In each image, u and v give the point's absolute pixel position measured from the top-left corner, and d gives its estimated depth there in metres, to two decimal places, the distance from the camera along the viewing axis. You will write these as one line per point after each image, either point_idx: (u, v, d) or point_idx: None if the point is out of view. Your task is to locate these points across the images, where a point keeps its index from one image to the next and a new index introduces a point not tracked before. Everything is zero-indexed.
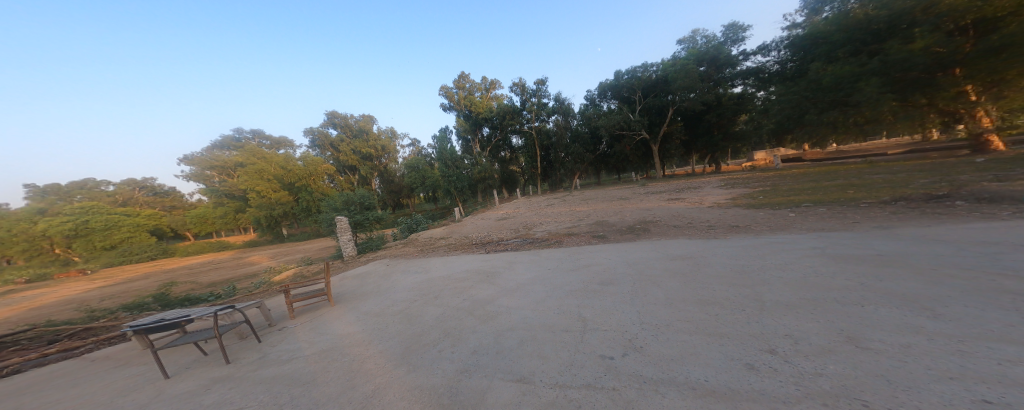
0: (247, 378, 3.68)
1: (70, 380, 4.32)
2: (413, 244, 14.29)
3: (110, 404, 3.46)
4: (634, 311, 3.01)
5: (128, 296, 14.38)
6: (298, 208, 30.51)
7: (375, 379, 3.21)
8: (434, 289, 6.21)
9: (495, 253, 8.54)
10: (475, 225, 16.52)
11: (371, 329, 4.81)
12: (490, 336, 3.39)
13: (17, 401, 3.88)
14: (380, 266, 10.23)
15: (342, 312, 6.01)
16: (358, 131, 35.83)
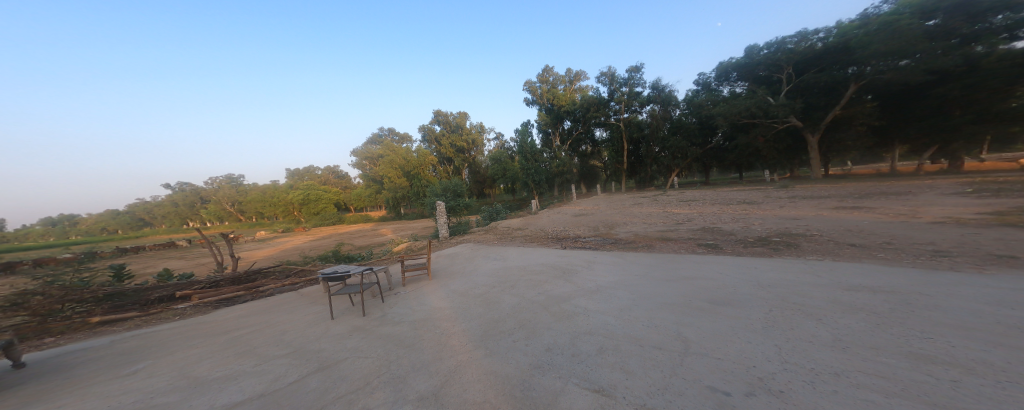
0: (374, 331, 4.48)
1: (274, 306, 6.21)
2: (497, 230, 15.25)
3: (299, 332, 4.70)
4: (770, 345, 2.43)
5: (321, 247, 20.62)
6: (412, 193, 36.17)
7: (457, 356, 3.49)
8: (510, 278, 6.45)
9: (573, 250, 8.32)
10: (551, 218, 16.95)
11: (457, 307, 5.28)
12: (565, 336, 3.32)
13: (259, 316, 5.63)
14: (465, 249, 11.21)
15: (436, 287, 6.77)
16: (455, 127, 39.63)
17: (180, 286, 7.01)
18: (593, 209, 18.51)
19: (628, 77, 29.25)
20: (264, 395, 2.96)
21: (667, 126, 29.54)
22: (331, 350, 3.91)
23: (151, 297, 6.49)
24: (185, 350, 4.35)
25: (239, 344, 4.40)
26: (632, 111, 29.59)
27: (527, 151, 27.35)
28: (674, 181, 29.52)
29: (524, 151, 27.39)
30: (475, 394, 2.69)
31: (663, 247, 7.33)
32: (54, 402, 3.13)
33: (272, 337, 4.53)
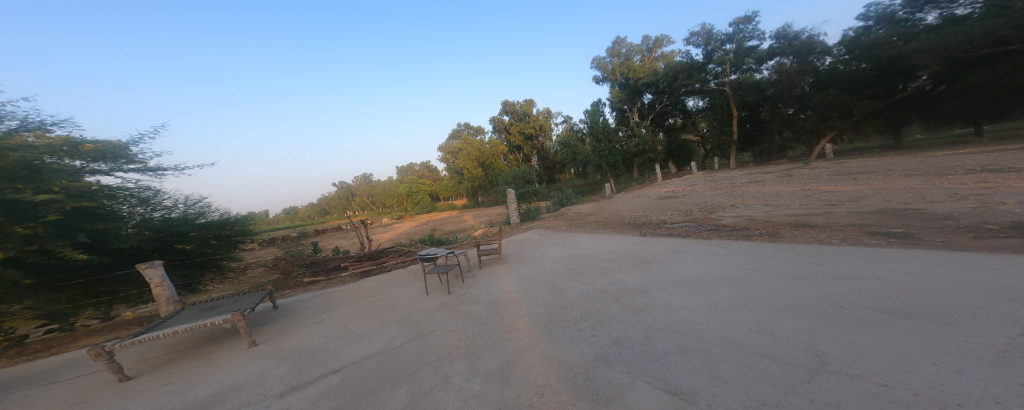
0: (455, 307, 6.10)
1: (391, 280, 8.49)
2: (569, 215, 15.19)
3: (406, 302, 6.79)
4: (966, 368, 1.72)
5: (417, 231, 24.08)
6: (486, 181, 38.33)
7: (522, 342, 3.89)
8: (577, 264, 6.51)
9: (653, 238, 7.76)
10: (628, 203, 16.00)
11: (523, 291, 5.90)
12: (639, 330, 3.08)
13: (383, 286, 8.02)
14: (535, 234, 11.48)
15: (507, 272, 7.70)
16: (521, 115, 39.96)
17: (342, 258, 10.39)
18: (676, 192, 16.89)
19: (735, 31, 24.89)
20: (387, 350, 4.74)
21: (809, 83, 23.09)
22: (426, 322, 5.60)
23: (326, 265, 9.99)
24: (343, 308, 6.75)
25: (371, 308, 6.57)
26: (745, 66, 25.24)
27: (600, 131, 26.01)
28: (831, 148, 22.00)
29: (592, 133, 26.22)
30: (537, 378, 2.90)
31: (761, 238, 6.35)
32: (287, 334, 5.62)
33: (390, 305, 6.67)
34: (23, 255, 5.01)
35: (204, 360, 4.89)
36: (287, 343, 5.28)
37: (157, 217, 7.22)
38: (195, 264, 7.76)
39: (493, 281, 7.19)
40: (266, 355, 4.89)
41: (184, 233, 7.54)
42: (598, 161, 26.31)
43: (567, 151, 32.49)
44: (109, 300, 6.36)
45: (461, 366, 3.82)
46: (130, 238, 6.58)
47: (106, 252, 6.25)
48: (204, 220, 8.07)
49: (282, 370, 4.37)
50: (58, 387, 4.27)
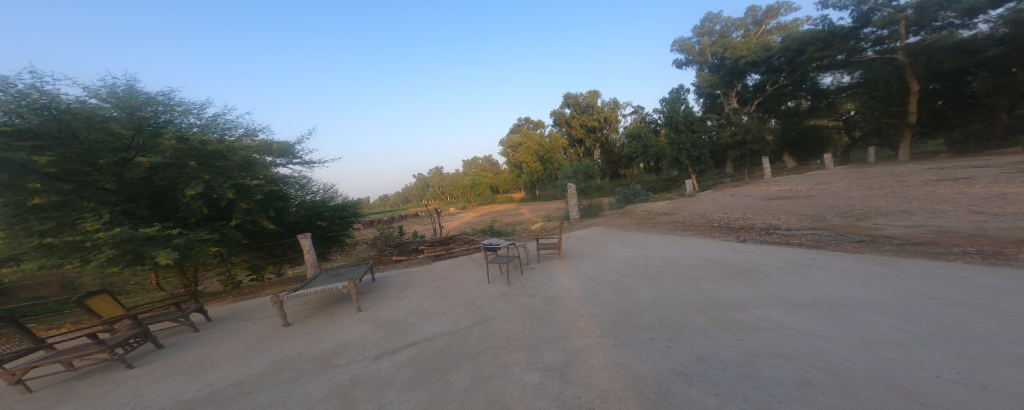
0: (515, 298, 6.19)
1: (459, 266, 9.03)
2: (636, 214, 14.23)
3: (471, 288, 7.16)
4: None
5: (480, 222, 25.26)
6: (545, 176, 38.14)
7: (584, 341, 3.76)
8: (647, 268, 6.03)
9: (741, 246, 6.74)
10: (707, 204, 14.30)
11: (585, 289, 5.72)
12: (737, 351, 2.66)
13: (452, 270, 8.61)
14: (598, 232, 11.01)
15: (567, 268, 7.54)
16: (584, 107, 38.52)
17: (421, 242, 11.45)
18: (770, 194, 14.47)
19: None
20: (454, 331, 5.06)
21: None
22: (488, 309, 5.81)
23: (408, 246, 11.13)
24: (419, 286, 7.45)
25: (441, 290, 7.12)
26: (940, 19, 16.99)
27: (681, 121, 23.50)
28: None
29: (671, 124, 23.80)
30: (600, 382, 2.79)
31: (902, 259, 4.99)
32: (378, 305, 6.41)
33: (458, 289, 7.11)
34: (245, 222, 7.56)
35: (310, 320, 5.91)
36: (377, 312, 6.06)
37: (308, 199, 9.63)
38: (329, 238, 10.10)
39: (554, 276, 7.15)
40: (361, 321, 5.70)
41: (324, 213, 9.87)
42: (674, 156, 24.09)
43: (638, 144, 30.35)
44: (282, 261, 9.15)
45: (520, 357, 3.86)
46: (293, 214, 9.05)
47: (284, 224, 8.81)
48: (334, 203, 10.22)
49: (372, 337, 5.04)
50: (228, 328, 5.87)
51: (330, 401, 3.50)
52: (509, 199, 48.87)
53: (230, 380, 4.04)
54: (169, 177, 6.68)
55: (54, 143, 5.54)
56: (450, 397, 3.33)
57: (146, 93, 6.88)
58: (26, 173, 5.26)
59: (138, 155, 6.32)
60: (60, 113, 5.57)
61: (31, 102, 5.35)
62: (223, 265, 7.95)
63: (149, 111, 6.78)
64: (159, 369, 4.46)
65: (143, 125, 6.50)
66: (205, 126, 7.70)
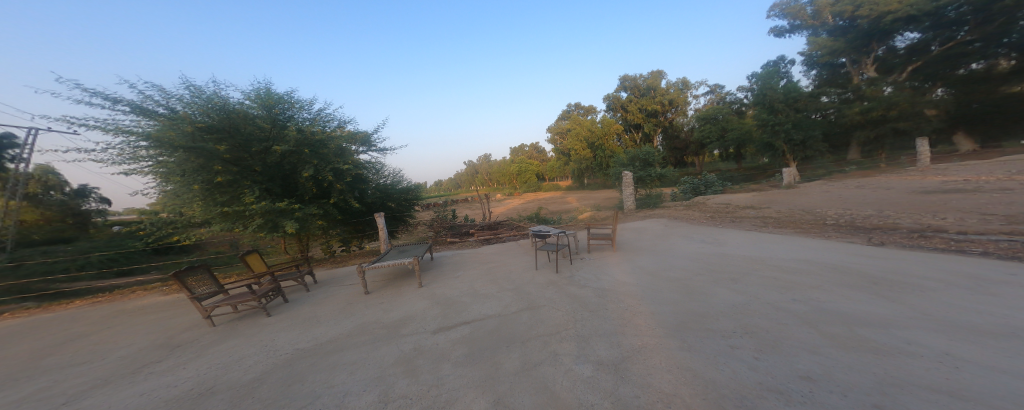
0: (563, 288, 6.02)
1: (506, 251, 9.11)
2: (701, 208, 12.86)
3: (519, 273, 7.17)
4: None
5: (527, 208, 25.28)
6: (596, 163, 36.53)
7: (643, 340, 3.47)
8: (717, 271, 5.36)
9: (841, 253, 5.66)
10: (794, 200, 12.33)
11: (642, 285, 5.32)
12: (864, 377, 2.15)
13: (499, 255, 8.72)
14: (656, 226, 10.20)
15: (621, 260, 7.14)
16: (644, 90, 35.53)
17: (472, 226, 11.78)
18: (883, 191, 11.92)
19: None
20: (503, 315, 5.11)
21: None
22: (537, 296, 5.76)
23: (460, 230, 11.54)
24: (468, 268, 7.69)
25: (490, 273, 7.26)
26: None
27: (781, 99, 20.30)
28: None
29: (767, 103, 20.67)
30: (663, 385, 2.53)
31: None
32: (432, 283, 6.77)
33: (506, 273, 7.19)
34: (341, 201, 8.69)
35: (375, 290, 6.48)
36: (434, 289, 6.41)
37: (382, 182, 10.51)
38: (398, 217, 11.03)
39: (606, 268, 6.79)
40: (420, 295, 6.08)
41: (396, 195, 10.74)
42: (766, 140, 21.05)
43: (715, 127, 27.22)
44: (364, 236, 10.30)
45: (571, 347, 3.72)
46: (372, 194, 9.90)
47: (367, 204, 9.85)
48: (402, 186, 11.00)
49: (428, 311, 5.34)
50: (309, 291, 6.72)
51: (394, 367, 3.79)
52: (556, 187, 48.03)
53: (310, 337, 4.60)
54: (292, 162, 8.03)
55: (227, 135, 7.28)
56: (499, 378, 3.35)
57: (280, 93, 8.46)
58: (212, 158, 7.07)
59: (273, 144, 7.72)
60: (230, 111, 7.29)
61: (216, 105, 7.20)
62: (324, 235, 9.30)
63: (282, 109, 8.31)
64: (260, 321, 5.28)
65: (278, 120, 8.04)
66: (313, 118, 8.84)
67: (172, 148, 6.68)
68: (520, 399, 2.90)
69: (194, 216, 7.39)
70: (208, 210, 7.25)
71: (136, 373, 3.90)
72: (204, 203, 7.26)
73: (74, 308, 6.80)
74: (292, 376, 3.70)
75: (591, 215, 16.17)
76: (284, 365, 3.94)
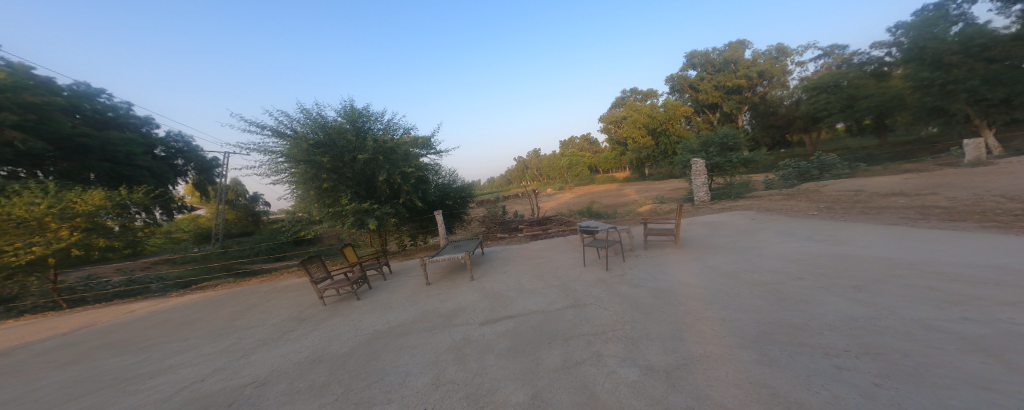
0: (613, 287, 5.78)
1: (555, 247, 9.08)
2: (790, 201, 10.94)
3: (567, 270, 7.10)
4: None
5: (582, 202, 24.73)
6: (658, 151, 34.23)
7: (702, 350, 3.18)
8: (803, 279, 4.57)
9: (999, 260, 4.32)
10: (957, 187, 9.44)
11: (708, 289, 4.84)
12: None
13: (549, 250, 8.74)
14: (728, 224, 9.02)
15: (685, 260, 6.56)
16: (720, 66, 31.81)
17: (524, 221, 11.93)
18: None
19: None
20: (549, 311, 5.15)
21: None
22: (583, 294, 5.65)
23: (510, 226, 11.78)
24: (518, 263, 7.90)
25: (538, 268, 7.35)
26: None
27: (954, 50, 14.82)
28: None
29: (929, 58, 15.50)
30: (724, 399, 2.31)
31: None
32: (484, 277, 7.13)
33: (553, 269, 7.20)
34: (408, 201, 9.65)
35: (435, 282, 7.08)
36: (485, 283, 6.72)
37: (440, 182, 11.21)
38: (454, 214, 11.78)
39: (662, 268, 6.29)
40: (478, 288, 6.47)
41: (452, 194, 11.41)
42: (931, 104, 16.08)
43: (836, 96, 21.61)
44: (427, 233, 11.24)
45: (618, 349, 3.59)
46: (432, 194, 10.69)
47: (428, 204, 10.69)
48: (457, 185, 11.65)
49: (479, 304, 5.66)
50: (380, 281, 7.65)
51: (444, 354, 4.15)
52: (612, 179, 45.72)
53: (385, 321, 5.29)
54: (370, 169, 9.10)
55: (325, 149, 8.63)
56: (541, 373, 3.41)
57: (360, 108, 9.54)
58: (318, 170, 8.56)
59: (357, 155, 8.86)
60: (326, 129, 8.57)
61: (316, 125, 8.55)
62: (397, 230, 10.43)
63: (363, 122, 9.40)
64: (342, 305, 6.22)
65: (360, 133, 9.15)
66: (386, 129, 9.77)
67: (296, 161, 8.38)
68: (557, 395, 2.94)
69: (309, 215, 8.99)
70: (318, 210, 8.75)
71: (261, 341, 4.98)
72: (316, 204, 8.77)
73: (250, 284, 8.98)
74: (363, 353, 4.30)
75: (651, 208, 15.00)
76: (358, 343, 4.60)
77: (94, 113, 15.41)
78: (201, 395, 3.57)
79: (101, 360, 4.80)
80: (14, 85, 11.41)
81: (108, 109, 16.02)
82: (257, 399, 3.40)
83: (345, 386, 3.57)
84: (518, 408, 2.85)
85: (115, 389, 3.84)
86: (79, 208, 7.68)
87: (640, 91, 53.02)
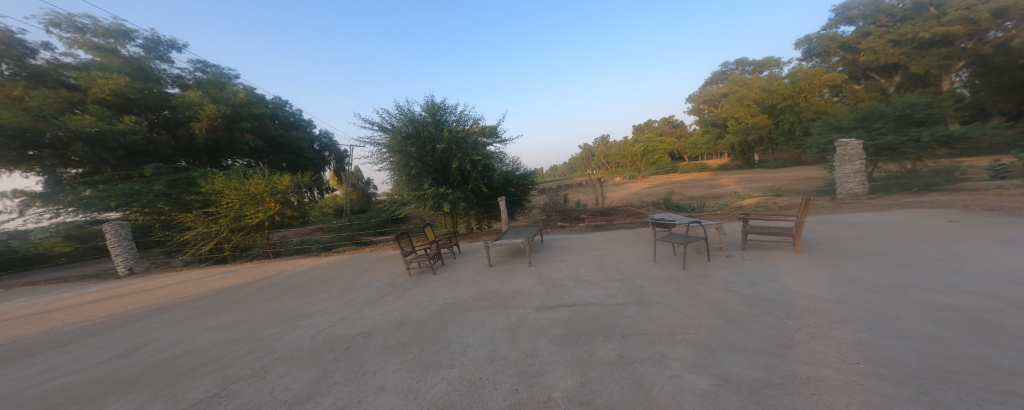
0: (690, 288, 5.20)
1: (621, 239, 8.56)
2: (1012, 202, 7.63)
3: (634, 264, 6.68)
4: None
5: (663, 192, 22.49)
6: (781, 132, 29.35)
7: (803, 374, 2.65)
8: (979, 311, 3.32)
9: None
10: None
11: (827, 306, 3.95)
12: None
13: (615, 243, 8.27)
14: (867, 233, 6.96)
15: (801, 267, 5.46)
16: (905, 14, 22.82)
17: (589, 211, 11.54)
18: None
19: None
20: (607, 305, 4.98)
21: None
22: (649, 291, 5.26)
23: (571, 216, 11.61)
24: (579, 253, 7.76)
25: (599, 260, 7.09)
26: None
27: None
28: None
29: None
30: None
31: None
32: (542, 263, 7.27)
33: (616, 262, 6.85)
34: (476, 187, 10.46)
35: (500, 265, 7.51)
36: (543, 270, 6.83)
37: (504, 169, 11.72)
38: (516, 201, 12.20)
39: (755, 275, 5.34)
40: (540, 274, 6.64)
41: (514, 182, 11.84)
42: None
43: None
44: (490, 218, 11.96)
45: (686, 354, 3.29)
46: (497, 181, 11.27)
47: (493, 190, 11.34)
48: (520, 173, 12.03)
49: (538, 290, 5.81)
50: (453, 259, 8.51)
51: (501, 332, 4.47)
52: (702, 167, 39.94)
53: (455, 297, 5.90)
54: (444, 158, 10.12)
55: (411, 141, 9.94)
56: (592, 364, 3.40)
57: (437, 103, 10.55)
58: (406, 159, 9.95)
59: (435, 145, 9.95)
60: (412, 124, 9.90)
61: (405, 120, 9.95)
62: (465, 214, 11.36)
63: (441, 115, 10.40)
64: (420, 278, 7.22)
65: (438, 125, 10.23)
66: (458, 120, 10.62)
67: (392, 151, 9.96)
68: (609, 388, 2.90)
69: (401, 197, 10.46)
70: (407, 193, 10.12)
71: (368, 300, 6.16)
72: (406, 188, 10.17)
73: (362, 252, 11.11)
74: (435, 322, 4.95)
75: (756, 203, 12.56)
76: (432, 312, 5.31)
77: (287, 118, 22.59)
78: (327, 337, 4.69)
79: (273, 300, 6.73)
80: (246, 102, 18.26)
81: (295, 115, 23.43)
82: (362, 348, 4.28)
83: (420, 347, 4.21)
84: (566, 393, 2.92)
85: (279, 322, 5.36)
86: (284, 186, 10.88)
87: (753, 62, 45.59)
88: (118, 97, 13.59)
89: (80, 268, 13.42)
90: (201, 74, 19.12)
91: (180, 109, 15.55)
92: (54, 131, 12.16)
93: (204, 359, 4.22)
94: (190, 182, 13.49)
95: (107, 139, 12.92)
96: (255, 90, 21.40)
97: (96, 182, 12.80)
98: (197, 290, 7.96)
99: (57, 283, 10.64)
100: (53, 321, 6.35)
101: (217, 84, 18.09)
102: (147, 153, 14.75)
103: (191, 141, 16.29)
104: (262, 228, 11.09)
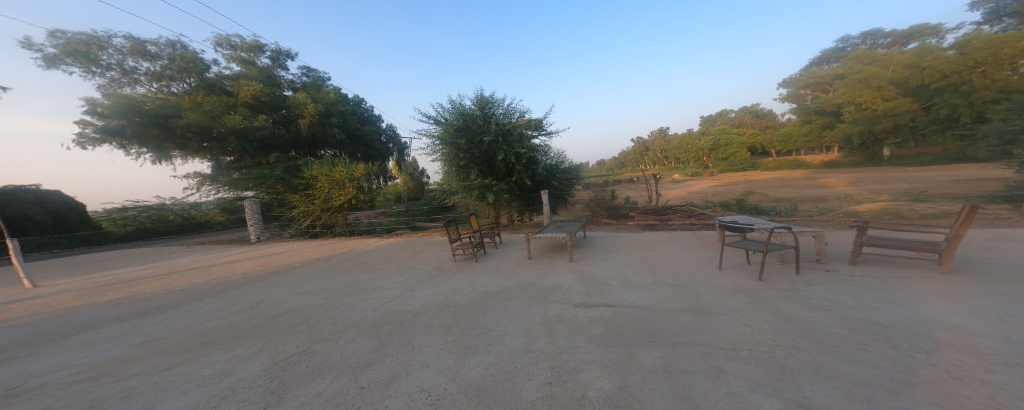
0: (765, 302, 4.48)
1: (681, 241, 7.76)
2: None
3: (693, 269, 6.02)
4: None
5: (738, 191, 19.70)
6: (928, 119, 22.98)
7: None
8: None
9: None
10: None
11: (977, 341, 3.01)
12: None
13: (672, 244, 7.55)
14: None
15: (936, 292, 4.27)
16: None
17: (643, 210, 10.73)
18: None
19: None
20: (655, 309, 4.62)
21: None
22: (710, 301, 4.70)
23: (621, 214, 11.00)
24: (629, 252, 7.29)
25: (650, 262, 6.58)
26: None
27: None
28: None
29: None
30: None
31: None
32: (587, 260, 7.03)
33: (670, 265, 6.27)
34: (518, 178, 10.68)
35: (545, 259, 7.48)
36: (586, 267, 6.61)
37: (548, 162, 11.68)
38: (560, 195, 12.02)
39: (861, 297, 4.34)
40: (584, 271, 6.45)
41: (558, 175, 11.71)
42: None
43: None
44: (531, 210, 12.10)
45: (751, 373, 2.87)
46: (541, 173, 11.29)
47: (535, 183, 11.40)
48: (564, 167, 11.87)
49: (580, 288, 5.67)
50: (500, 250, 8.77)
51: (538, 325, 4.51)
52: (796, 164, 33.61)
53: (497, 286, 6.13)
54: (490, 150, 10.48)
55: (462, 133, 10.47)
56: (633, 368, 3.23)
57: (488, 96, 10.88)
58: (456, 151, 10.55)
59: (483, 137, 10.35)
60: (462, 118, 10.41)
61: (457, 115, 10.52)
62: (508, 206, 11.70)
63: (490, 109, 10.75)
64: (468, 264, 7.64)
65: (486, 118, 10.60)
66: (506, 112, 10.86)
67: (445, 144, 10.67)
68: (651, 395, 2.70)
69: (450, 187, 11.12)
70: (455, 183, 10.74)
71: (420, 281, 6.80)
72: (455, 178, 10.78)
73: (417, 236, 12.34)
74: (477, 308, 5.22)
75: (877, 210, 10.03)
76: (474, 299, 5.60)
77: (365, 114, 25.95)
78: (386, 311, 5.35)
79: (348, 273, 7.92)
80: (336, 102, 21.52)
81: (370, 111, 26.70)
82: (412, 325, 4.78)
83: (462, 331, 4.51)
84: (601, 394, 2.82)
85: (350, 293, 6.30)
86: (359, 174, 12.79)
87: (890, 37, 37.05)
88: (255, 100, 17.71)
89: (225, 234, 17.76)
90: (305, 78, 23.24)
91: (293, 109, 19.16)
92: (219, 128, 16.42)
93: (298, 319, 5.20)
94: (296, 168, 16.58)
95: (248, 133, 16.88)
96: (341, 90, 25.08)
97: (240, 167, 17.06)
98: (297, 259, 9.79)
99: (212, 244, 14.29)
100: (208, 275, 8.53)
101: (317, 86, 21.67)
102: (272, 144, 18.47)
103: (299, 135, 19.65)
104: (342, 210, 13.25)
